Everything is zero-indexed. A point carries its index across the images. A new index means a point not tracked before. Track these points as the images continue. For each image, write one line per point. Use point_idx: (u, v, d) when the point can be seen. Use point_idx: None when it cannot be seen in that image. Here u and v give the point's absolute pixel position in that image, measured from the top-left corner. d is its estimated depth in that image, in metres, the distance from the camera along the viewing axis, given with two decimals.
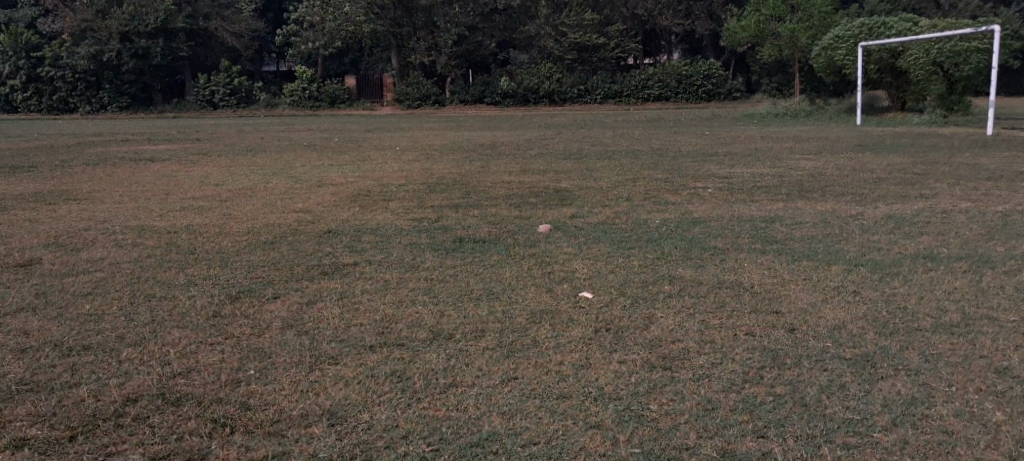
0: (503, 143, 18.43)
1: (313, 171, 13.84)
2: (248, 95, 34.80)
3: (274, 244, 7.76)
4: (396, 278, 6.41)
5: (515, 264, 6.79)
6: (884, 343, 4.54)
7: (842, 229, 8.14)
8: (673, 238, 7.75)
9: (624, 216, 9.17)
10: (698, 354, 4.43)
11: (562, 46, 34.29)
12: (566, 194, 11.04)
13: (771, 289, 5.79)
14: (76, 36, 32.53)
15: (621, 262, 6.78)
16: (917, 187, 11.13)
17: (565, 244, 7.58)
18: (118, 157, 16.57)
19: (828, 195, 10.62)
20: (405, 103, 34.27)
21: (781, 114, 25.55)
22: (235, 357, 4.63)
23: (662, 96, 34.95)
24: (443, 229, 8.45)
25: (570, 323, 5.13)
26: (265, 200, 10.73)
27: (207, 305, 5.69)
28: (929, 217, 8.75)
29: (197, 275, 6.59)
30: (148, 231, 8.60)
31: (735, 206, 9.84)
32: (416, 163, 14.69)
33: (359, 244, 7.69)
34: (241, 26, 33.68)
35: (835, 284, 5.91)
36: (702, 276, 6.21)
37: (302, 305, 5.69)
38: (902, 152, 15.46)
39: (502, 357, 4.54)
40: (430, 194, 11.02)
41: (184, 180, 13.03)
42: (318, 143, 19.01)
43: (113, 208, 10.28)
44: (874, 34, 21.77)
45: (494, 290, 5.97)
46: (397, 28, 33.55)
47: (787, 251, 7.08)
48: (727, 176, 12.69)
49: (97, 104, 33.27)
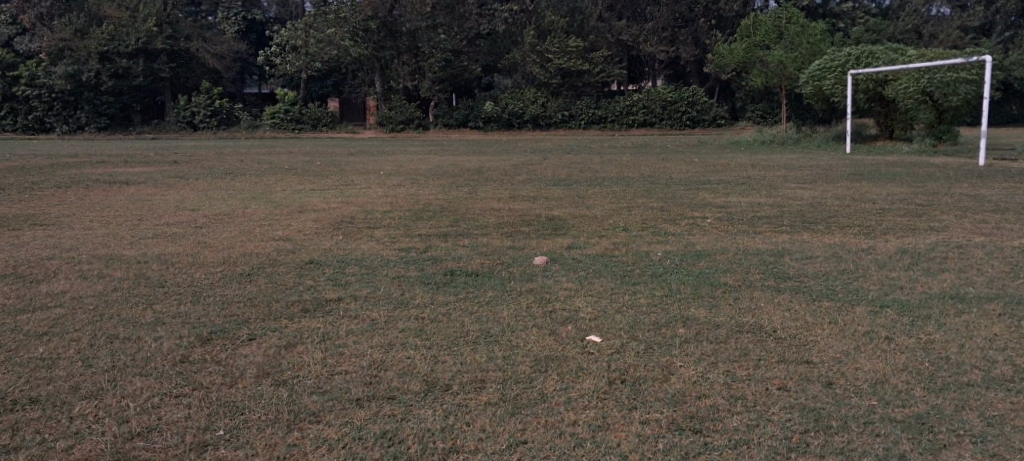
0: (489, 169, 17.95)
1: (295, 195, 13.33)
2: (229, 117, 34.27)
3: (252, 276, 7.20)
4: (383, 316, 5.86)
5: (513, 301, 6.29)
6: (936, 401, 4.07)
7: (856, 264, 7.69)
8: (679, 273, 7.25)
9: (623, 247, 8.68)
10: (730, 414, 3.98)
11: (548, 72, 33.83)
12: (560, 222, 10.56)
13: (796, 333, 5.31)
14: (54, 56, 31.88)
15: (628, 299, 6.29)
16: (923, 219, 10.74)
17: (564, 279, 7.07)
18: (92, 179, 16.00)
19: (834, 227, 10.18)
20: (388, 126, 33.96)
21: (768, 141, 25.25)
22: (202, 413, 4.06)
23: (646, 122, 34.67)
24: (433, 260, 7.92)
25: (580, 372, 4.60)
26: (244, 226, 10.19)
27: (174, 349, 5.13)
28: (943, 252, 8.33)
29: (166, 312, 6.02)
30: (116, 261, 8.01)
31: (738, 237, 9.41)
32: (401, 189, 14.22)
33: (343, 277, 7.14)
34: (223, 47, 33.22)
35: (862, 328, 5.45)
36: (718, 317, 5.72)
37: (280, 348, 5.13)
38: (898, 181, 15.10)
39: (507, 415, 4.02)
40: (417, 222, 10.52)
41: (157, 204, 12.48)
42: (299, 166, 18.48)
43: (82, 235, 9.73)
44: (862, 63, 21.40)
45: (493, 332, 5.45)
46: (380, 51, 33.11)
47: (804, 289, 6.61)
48: (724, 206, 12.25)
49: (74, 124, 32.63)
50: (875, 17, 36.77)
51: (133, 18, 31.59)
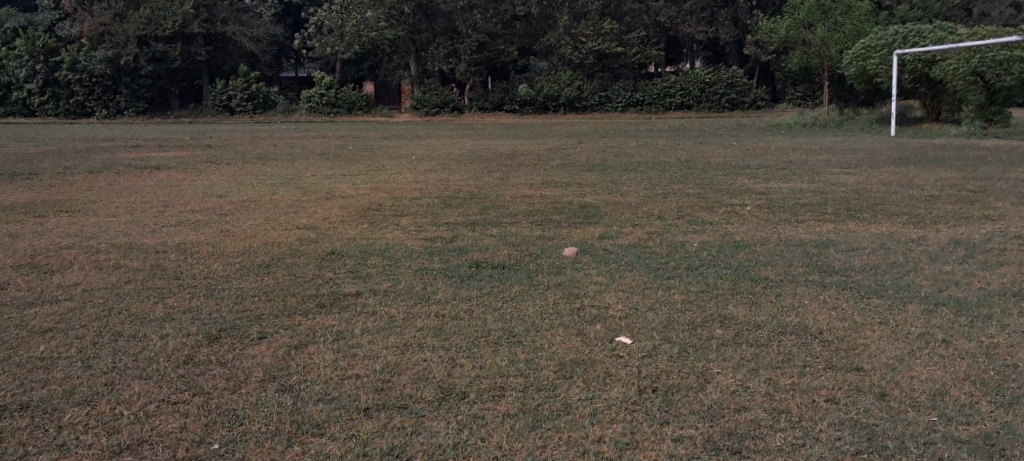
0: (522, 153, 17.61)
1: (324, 181, 13.06)
2: (266, 101, 34.07)
3: (270, 267, 6.92)
4: (401, 312, 5.54)
5: (540, 297, 5.93)
6: (1005, 419, 3.74)
7: (907, 257, 7.24)
8: (716, 266, 6.84)
9: (657, 237, 8.28)
10: (772, 432, 3.68)
11: (581, 53, 33.33)
12: (593, 210, 10.17)
13: (845, 335, 4.90)
14: (94, 40, 31.96)
15: (662, 295, 5.90)
16: (976, 206, 10.21)
17: (595, 272, 6.70)
18: (124, 164, 15.87)
19: (880, 216, 9.66)
20: (423, 110, 33.49)
21: (809, 124, 24.57)
22: (198, 423, 3.87)
23: (683, 105, 33.96)
24: (458, 251, 7.58)
25: (608, 379, 4.25)
26: (269, 214, 9.94)
27: (179, 348, 4.87)
28: (1000, 243, 7.82)
29: (177, 307, 5.74)
30: (135, 250, 7.77)
31: (779, 227, 8.94)
32: (431, 174, 13.91)
33: (363, 269, 6.83)
34: (259, 31, 33.18)
35: (917, 330, 5.04)
36: (759, 316, 5.32)
37: (290, 348, 4.84)
38: (947, 166, 14.48)
39: (527, 429, 3.75)
40: (445, 209, 10.21)
41: (186, 189, 12.30)
42: (331, 151, 18.31)
43: (106, 222, 9.54)
44: (908, 43, 20.61)
45: (516, 331, 5.12)
46: (416, 34, 32.80)
47: (851, 285, 6.19)
48: (764, 192, 11.76)
49: (113, 108, 32.71)
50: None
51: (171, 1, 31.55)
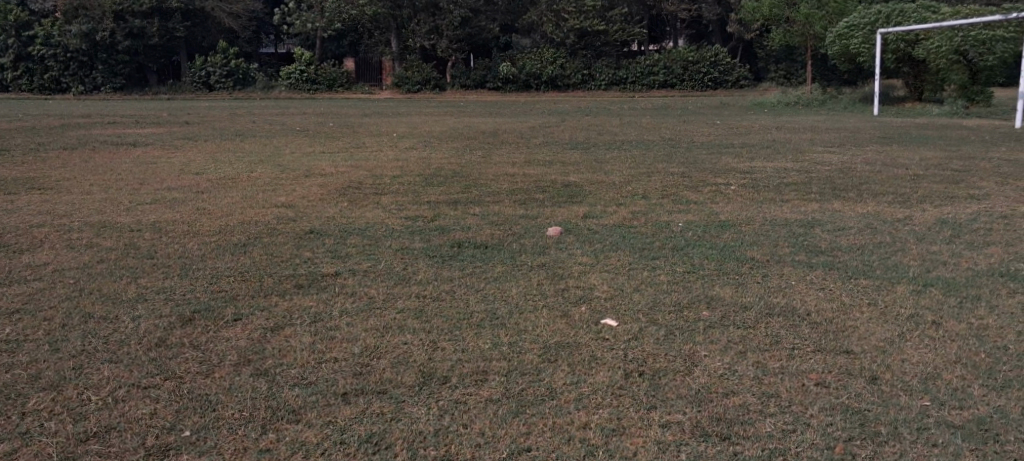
0: (505, 131, 17.47)
1: (303, 159, 12.85)
2: (245, 78, 33.61)
3: (247, 247, 6.76)
4: (381, 293, 5.41)
5: (523, 277, 5.82)
6: (998, 403, 3.66)
7: (894, 237, 7.17)
8: (702, 247, 6.74)
9: (642, 217, 8.17)
10: (762, 417, 3.58)
11: (564, 31, 33.15)
12: (576, 189, 10.04)
13: (834, 317, 4.82)
14: (68, 14, 31.35)
15: (647, 276, 5.79)
16: (962, 186, 10.16)
17: (580, 252, 6.59)
18: (99, 141, 15.57)
19: (866, 195, 9.60)
20: (405, 87, 33.17)
21: (793, 103, 24.51)
22: (169, 409, 3.74)
23: (667, 83, 33.77)
24: (439, 230, 7.44)
25: (593, 363, 4.15)
26: (246, 192, 9.75)
27: (152, 330, 4.72)
28: (987, 223, 7.77)
29: (150, 287, 5.57)
30: (108, 229, 7.56)
31: (764, 207, 8.85)
32: (413, 152, 13.73)
33: (342, 249, 6.69)
34: (238, 6, 32.63)
35: (907, 312, 4.96)
36: (745, 298, 5.23)
37: (266, 331, 4.70)
38: (930, 145, 14.44)
39: (510, 415, 3.64)
40: (427, 188, 10.05)
41: (163, 167, 12.07)
42: (311, 127, 18.05)
43: (78, 200, 9.32)
44: (891, 22, 20.55)
45: (499, 313, 5.01)
46: (397, 10, 32.48)
47: (838, 265, 6.11)
48: (749, 172, 11.67)
49: (89, 84, 32.10)
50: None
51: None
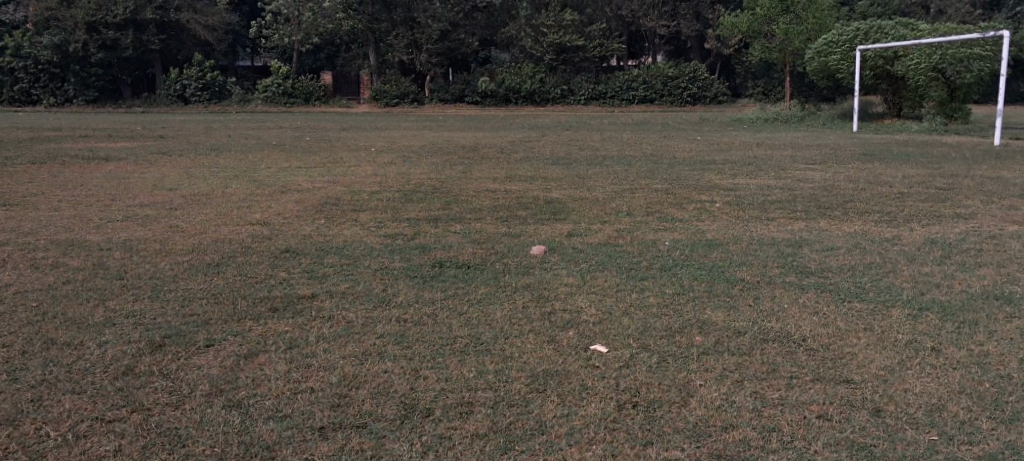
0: (485, 146, 17.29)
1: (279, 174, 12.63)
2: (221, 91, 33.33)
3: (220, 268, 6.51)
4: (360, 317, 5.18)
5: (508, 300, 5.62)
6: (1009, 437, 3.51)
7: (884, 257, 7.04)
8: (689, 267, 6.58)
9: (627, 235, 8.00)
10: (764, 454, 3.42)
11: (543, 47, 33.03)
12: (559, 206, 9.88)
13: (831, 343, 4.66)
14: (41, 25, 31.06)
15: (635, 299, 5.61)
16: (947, 204, 10.09)
17: (565, 272, 6.40)
18: (70, 154, 15.26)
19: (852, 213, 9.50)
20: (383, 101, 33.02)
21: (772, 119, 24.53)
22: (135, 445, 3.53)
23: (647, 98, 33.76)
24: (420, 249, 7.24)
25: (584, 393, 3.96)
26: (220, 208, 9.50)
27: (119, 357, 4.47)
28: (976, 243, 7.67)
29: (118, 310, 5.32)
30: (76, 247, 7.29)
31: (750, 225, 8.70)
32: (392, 167, 13.54)
33: (319, 269, 6.47)
34: (213, 19, 32.13)
35: (904, 338, 4.81)
36: (738, 322, 5.05)
37: (239, 358, 4.47)
38: (912, 162, 14.41)
39: (497, 452, 3.47)
40: (407, 204, 9.86)
41: (135, 182, 11.82)
42: (287, 142, 17.79)
43: (46, 216, 9.05)
44: (869, 39, 20.61)
45: (483, 338, 4.81)
46: (375, 23, 32.31)
47: (830, 287, 5.96)
48: (732, 188, 11.57)
49: (61, 96, 31.61)
50: None
51: None
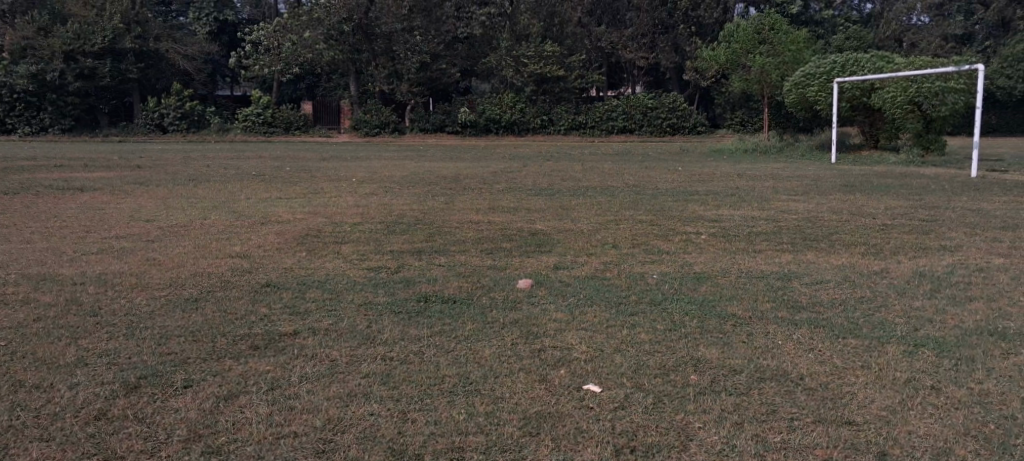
0: (467, 176, 17.19)
1: (259, 205, 12.45)
2: (200, 120, 33.13)
3: (198, 303, 6.31)
4: (345, 355, 5.03)
5: (497, 336, 5.47)
6: None
7: (874, 291, 6.96)
8: (680, 302, 6.46)
9: (614, 268, 7.88)
10: None
11: (523, 77, 32.77)
12: (543, 237, 9.78)
13: (829, 381, 4.57)
14: (17, 54, 30.77)
15: (627, 335, 5.49)
16: (931, 236, 10.07)
17: (553, 307, 6.26)
18: (44, 185, 15.01)
19: (838, 245, 9.46)
20: (363, 130, 32.99)
21: (751, 150, 24.63)
22: None
23: (626, 128, 33.88)
24: (405, 283, 7.09)
25: (580, 437, 3.96)
26: (199, 241, 9.32)
27: (91, 400, 4.32)
28: (964, 276, 7.61)
29: (90, 349, 5.13)
30: (48, 282, 7.09)
31: (737, 257, 8.63)
32: (374, 198, 13.40)
33: (302, 304, 6.30)
34: (194, 48, 32.77)
35: (903, 375, 4.71)
36: (734, 360, 4.93)
37: (218, 400, 4.32)
38: (894, 194, 14.45)
39: None
40: (390, 236, 9.72)
41: (111, 213, 11.62)
42: (267, 172, 17.61)
43: (19, 249, 8.84)
44: (847, 72, 20.76)
45: (473, 377, 4.67)
46: (356, 53, 32.11)
47: (824, 323, 5.85)
48: (716, 220, 11.52)
49: (37, 125, 31.33)
50: (859, 24, 36.05)
51: (100, 16, 30.63)
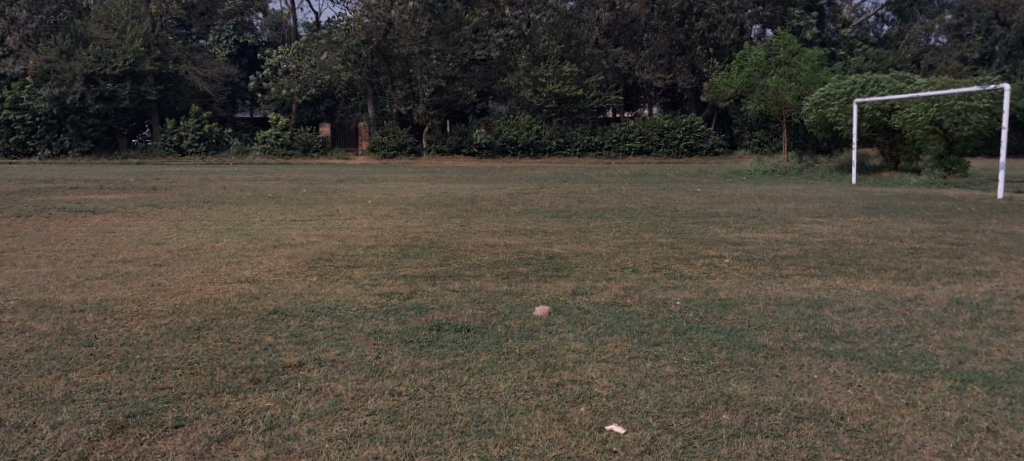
0: (484, 198, 16.93)
1: (273, 227, 12.22)
2: (219, 142, 33.09)
3: (201, 332, 6.01)
4: (349, 389, 4.72)
5: (512, 368, 5.14)
6: None
7: (911, 320, 6.57)
8: (706, 331, 6.08)
9: (634, 294, 7.51)
10: None
11: (542, 97, 32.49)
12: (562, 261, 9.45)
13: (872, 423, 4.28)
14: (39, 77, 30.73)
15: (651, 367, 5.14)
16: (964, 261, 9.64)
17: (572, 337, 5.90)
18: (57, 207, 14.80)
19: (868, 270, 9.07)
20: (381, 152, 32.86)
21: (771, 171, 24.21)
22: None
23: (643, 149, 33.52)
24: (417, 310, 6.75)
25: None
26: (208, 265, 9.03)
27: (74, 442, 4.09)
28: (1004, 304, 7.19)
29: (81, 382, 4.84)
30: (48, 309, 6.81)
31: (763, 283, 8.24)
32: (388, 220, 13.14)
33: (308, 333, 5.97)
34: (213, 70, 32.92)
35: (952, 414, 4.39)
36: (768, 396, 4.59)
37: (212, 442, 4.10)
38: (920, 216, 14.01)
39: None
40: (401, 259, 9.40)
41: (121, 236, 11.38)
42: (284, 194, 17.37)
43: (22, 274, 8.59)
44: (867, 92, 20.30)
45: (486, 415, 4.36)
46: (374, 76, 32.26)
47: (863, 356, 5.45)
48: (739, 243, 11.15)
49: (57, 147, 31.37)
50: (876, 47, 35.64)
51: (121, 39, 30.71)
